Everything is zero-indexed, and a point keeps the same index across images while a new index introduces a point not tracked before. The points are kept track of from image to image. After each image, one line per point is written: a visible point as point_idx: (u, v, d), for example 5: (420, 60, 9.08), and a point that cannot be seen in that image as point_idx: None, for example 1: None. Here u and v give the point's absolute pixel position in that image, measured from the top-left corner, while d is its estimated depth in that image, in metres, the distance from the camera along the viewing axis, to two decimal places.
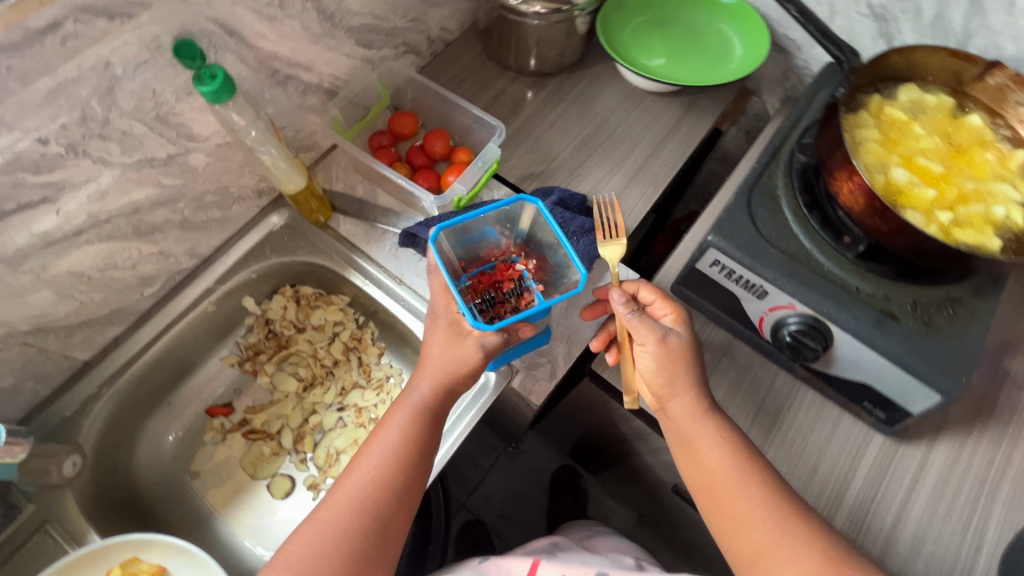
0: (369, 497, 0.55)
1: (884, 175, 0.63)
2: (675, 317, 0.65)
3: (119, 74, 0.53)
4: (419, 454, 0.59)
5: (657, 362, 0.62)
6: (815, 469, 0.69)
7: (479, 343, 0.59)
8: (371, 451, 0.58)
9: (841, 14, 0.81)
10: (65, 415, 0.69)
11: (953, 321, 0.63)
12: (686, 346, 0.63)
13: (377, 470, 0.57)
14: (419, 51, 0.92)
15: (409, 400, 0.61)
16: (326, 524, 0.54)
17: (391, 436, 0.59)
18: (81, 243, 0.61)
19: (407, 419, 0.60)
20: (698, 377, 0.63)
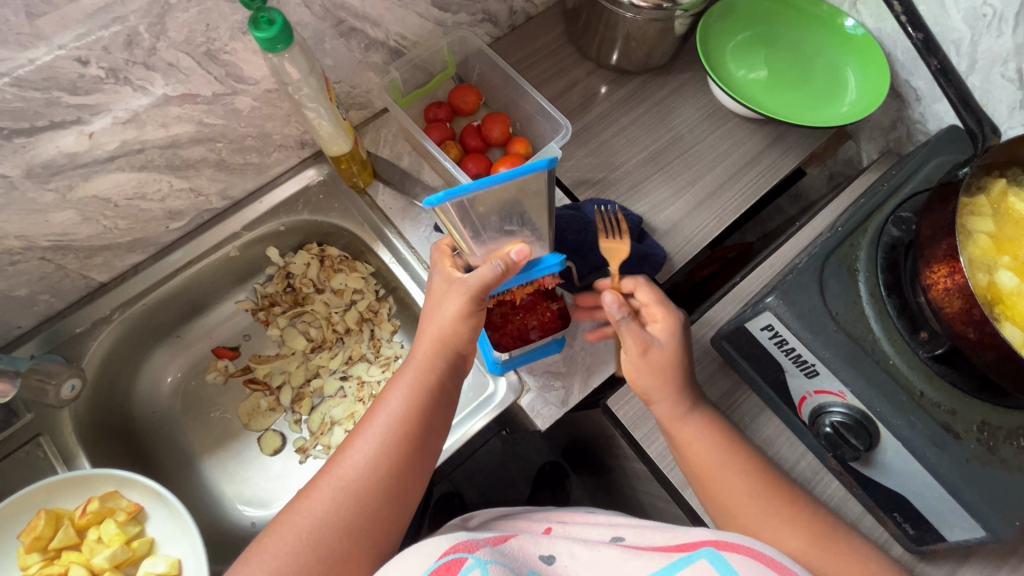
0: (360, 485, 0.50)
1: (989, 275, 0.55)
2: (663, 326, 0.60)
3: (173, 2, 0.50)
4: (420, 436, 0.53)
5: (640, 368, 0.59)
6: (858, 520, 0.64)
7: (462, 294, 0.56)
8: (366, 433, 0.53)
9: (981, 72, 0.70)
10: (75, 332, 0.69)
11: (1020, 454, 0.55)
12: (669, 360, 0.59)
13: (374, 454, 0.51)
14: (497, 22, 0.85)
15: (411, 374, 0.56)
16: (309, 517, 0.48)
17: (389, 412, 0.54)
18: (111, 169, 0.58)
19: (403, 399, 0.55)
20: (682, 390, 0.59)
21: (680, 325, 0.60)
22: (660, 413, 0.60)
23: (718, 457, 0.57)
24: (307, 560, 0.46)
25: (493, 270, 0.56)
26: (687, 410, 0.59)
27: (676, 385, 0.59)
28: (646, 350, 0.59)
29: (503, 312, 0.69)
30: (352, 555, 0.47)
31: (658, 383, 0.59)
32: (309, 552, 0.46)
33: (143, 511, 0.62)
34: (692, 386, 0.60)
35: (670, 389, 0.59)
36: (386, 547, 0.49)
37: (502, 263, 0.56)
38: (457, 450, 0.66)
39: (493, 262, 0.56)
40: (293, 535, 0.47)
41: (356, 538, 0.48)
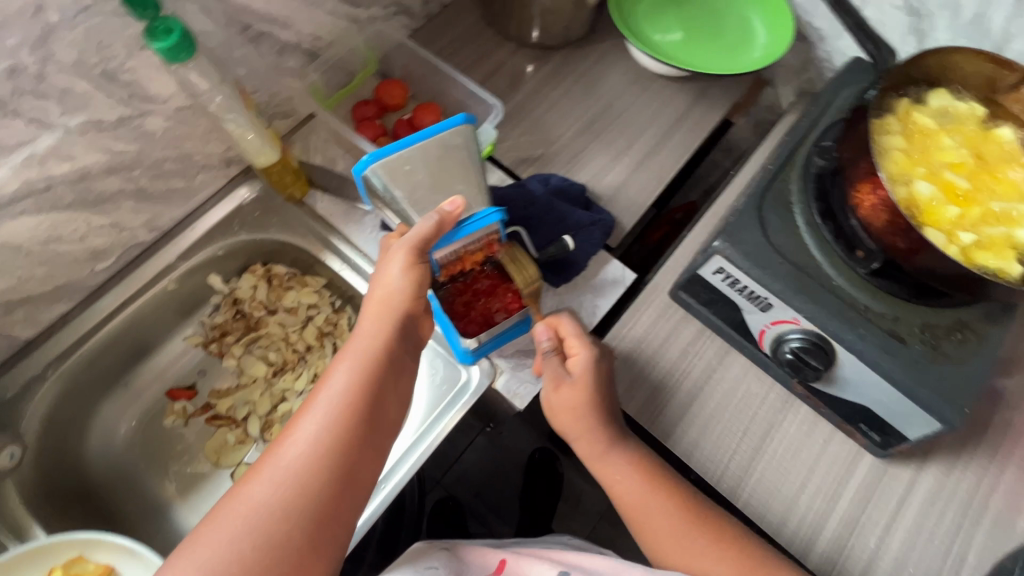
0: (302, 464, 0.44)
1: (907, 188, 0.59)
2: (576, 360, 0.62)
3: (55, 22, 0.46)
4: (370, 406, 0.49)
5: (563, 407, 0.62)
6: (810, 471, 0.67)
7: (403, 251, 0.54)
8: (312, 407, 0.48)
9: (873, 4, 0.75)
10: (6, 397, 0.63)
11: (961, 346, 0.59)
12: (580, 398, 0.61)
13: (319, 429, 0.46)
14: (413, 13, 0.84)
15: (359, 343, 0.52)
16: (247, 502, 0.42)
17: (335, 384, 0.49)
18: (17, 213, 0.54)
19: (351, 369, 0.50)
20: (597, 428, 0.61)
21: (592, 357, 0.62)
22: (581, 451, 0.63)
23: (638, 485, 0.61)
24: (243, 549, 0.41)
25: (429, 224, 0.55)
26: (608, 447, 0.62)
27: (590, 420, 0.61)
28: (558, 385, 0.63)
29: (465, 299, 0.66)
30: (293, 540, 0.42)
31: (571, 420, 0.62)
32: (244, 540, 0.41)
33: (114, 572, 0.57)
34: (611, 417, 0.62)
35: (584, 424, 0.61)
36: (336, 531, 0.44)
37: (437, 215, 0.56)
38: (439, 445, 0.65)
39: (429, 216, 0.56)
40: (228, 523, 0.42)
41: (299, 522, 0.43)
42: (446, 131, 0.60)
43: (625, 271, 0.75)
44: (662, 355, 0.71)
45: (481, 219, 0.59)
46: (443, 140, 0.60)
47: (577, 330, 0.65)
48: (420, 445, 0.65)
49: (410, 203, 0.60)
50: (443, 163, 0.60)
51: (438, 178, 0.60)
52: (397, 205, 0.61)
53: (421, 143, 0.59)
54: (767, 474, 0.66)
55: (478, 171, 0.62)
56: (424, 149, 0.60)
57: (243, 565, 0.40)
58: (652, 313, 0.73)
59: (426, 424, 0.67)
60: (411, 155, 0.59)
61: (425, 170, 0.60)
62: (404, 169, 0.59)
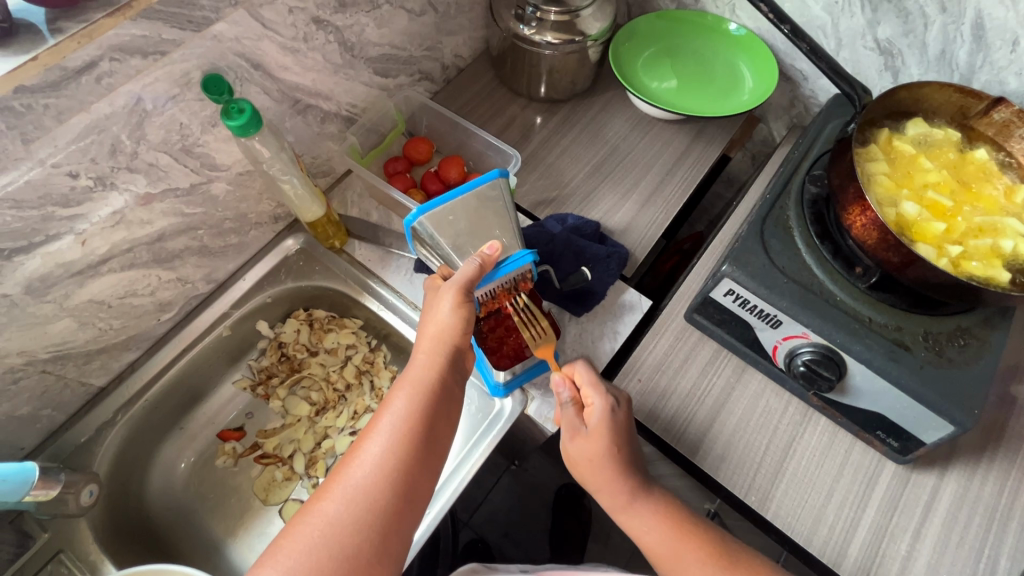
0: (369, 484, 0.50)
1: (896, 208, 0.65)
2: (592, 412, 0.65)
3: (149, 110, 0.55)
4: (426, 432, 0.54)
5: (586, 458, 0.64)
6: (836, 481, 0.70)
7: (453, 288, 0.61)
8: (375, 432, 0.53)
9: (847, 47, 0.83)
10: (80, 441, 0.69)
11: (964, 351, 0.63)
12: (595, 448, 0.64)
13: (383, 452, 0.52)
14: (434, 78, 0.94)
15: (414, 373, 0.57)
16: (322, 517, 0.48)
17: (395, 412, 0.55)
18: (103, 272, 0.62)
19: (408, 398, 0.55)
20: (617, 480, 0.63)
21: (604, 407, 0.65)
22: (600, 496, 0.65)
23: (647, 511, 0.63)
24: (321, 559, 0.46)
25: (472, 266, 0.62)
26: (631, 497, 0.63)
27: (608, 466, 0.63)
28: (574, 435, 0.66)
29: (498, 335, 0.71)
30: (363, 551, 0.47)
31: (589, 471, 0.64)
32: (322, 551, 0.46)
33: None
34: (631, 464, 0.64)
35: (599, 469, 0.64)
36: (399, 543, 0.49)
37: (478, 260, 0.63)
38: (478, 471, 0.69)
39: (471, 260, 0.63)
40: (306, 536, 0.47)
41: (368, 535, 0.48)
42: (482, 185, 0.69)
43: (640, 298, 0.80)
44: (682, 376, 0.75)
45: (516, 260, 0.66)
46: (480, 192, 0.69)
47: (591, 377, 0.67)
48: (461, 471, 0.69)
49: (454, 248, 0.66)
50: (480, 212, 0.68)
51: (478, 225, 0.68)
52: (441, 251, 0.67)
53: (462, 197, 0.68)
54: (794, 487, 0.69)
55: (511, 218, 0.69)
56: (464, 201, 0.68)
57: (321, 573, 0.46)
58: (670, 337, 0.78)
59: (465, 451, 0.71)
60: (454, 206, 0.67)
61: (465, 219, 0.67)
62: (448, 219, 0.67)
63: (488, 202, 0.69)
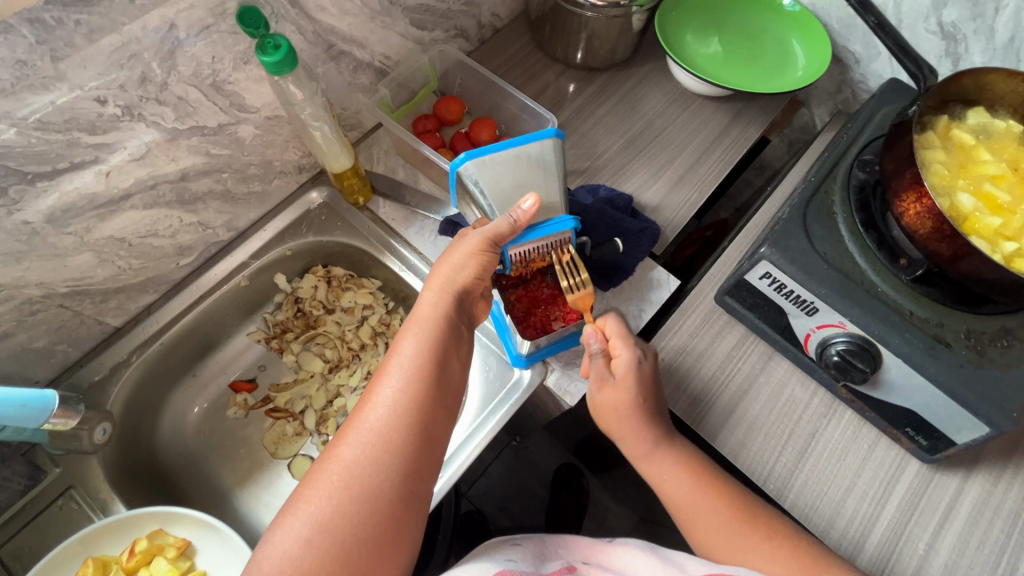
0: (384, 425, 0.49)
1: (950, 199, 0.62)
2: (620, 362, 0.63)
3: (182, 39, 0.53)
4: (438, 371, 0.53)
5: (610, 407, 0.63)
6: (858, 474, 0.68)
7: (476, 237, 0.60)
8: (386, 376, 0.52)
9: (908, 29, 0.79)
10: (94, 380, 0.68)
11: (1007, 352, 0.61)
12: (623, 397, 0.62)
13: (396, 393, 0.51)
14: (469, 36, 0.91)
15: (421, 317, 0.57)
16: (339, 462, 0.47)
17: (404, 355, 0.54)
18: (126, 208, 0.60)
19: (417, 341, 0.55)
20: (642, 429, 0.62)
21: (635, 356, 0.63)
22: (628, 451, 0.64)
23: (690, 486, 0.60)
24: (342, 502, 0.45)
25: (505, 222, 0.60)
26: (654, 448, 0.62)
27: (635, 418, 0.62)
28: (602, 385, 0.64)
29: (525, 305, 0.70)
30: (384, 492, 0.46)
31: (615, 419, 0.63)
32: (343, 494, 0.45)
33: (191, 546, 0.61)
34: (657, 417, 0.63)
35: (628, 424, 0.62)
36: (419, 484, 0.49)
37: (513, 215, 0.60)
38: (491, 439, 0.68)
39: (505, 215, 0.61)
40: (326, 480, 0.46)
41: (388, 475, 0.47)
42: (535, 141, 0.66)
43: (669, 278, 0.78)
44: (707, 359, 0.73)
45: (556, 224, 0.64)
46: (532, 149, 0.66)
47: (622, 330, 0.66)
48: (475, 437, 0.68)
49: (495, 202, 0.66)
50: (529, 170, 0.66)
51: (525, 182, 0.66)
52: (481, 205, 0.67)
53: (513, 150, 0.65)
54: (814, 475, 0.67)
55: (559, 183, 0.67)
56: (513, 155, 0.66)
57: (344, 515, 0.45)
58: (696, 319, 0.76)
59: (480, 418, 0.70)
60: (504, 157, 0.65)
61: (512, 172, 0.66)
62: (493, 171, 0.65)
63: (538, 161, 0.67)
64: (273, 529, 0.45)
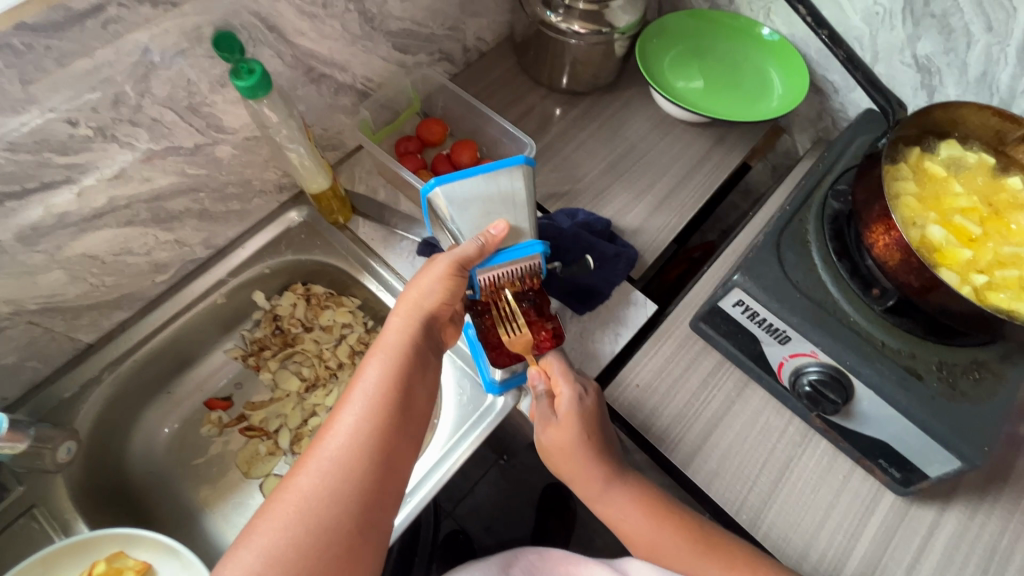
0: (345, 453, 0.48)
1: (921, 231, 0.62)
2: (559, 399, 0.63)
3: (156, 62, 0.53)
4: (402, 398, 0.53)
5: (557, 449, 0.61)
6: (832, 506, 0.67)
7: (446, 260, 0.60)
8: (349, 402, 0.52)
9: (884, 61, 0.80)
10: (63, 397, 0.68)
11: (978, 385, 0.61)
12: (567, 436, 0.61)
13: (358, 420, 0.51)
14: (454, 60, 0.92)
15: (387, 344, 0.57)
16: (296, 491, 0.47)
17: (369, 381, 0.54)
18: (99, 226, 0.60)
19: (383, 368, 0.54)
20: (588, 464, 0.60)
21: (571, 389, 0.63)
22: (580, 492, 0.62)
23: (641, 515, 0.59)
24: (297, 533, 0.45)
25: (474, 245, 0.60)
26: (606, 484, 0.60)
27: (582, 456, 0.60)
28: (546, 425, 0.63)
29: (501, 331, 0.68)
30: (342, 522, 0.46)
31: (563, 460, 0.61)
32: (298, 524, 0.45)
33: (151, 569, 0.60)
34: (604, 452, 0.61)
35: (576, 464, 0.61)
36: (378, 513, 0.48)
37: (481, 239, 0.61)
38: (462, 464, 0.67)
39: (474, 239, 0.61)
40: (282, 510, 0.46)
41: (346, 504, 0.46)
42: (506, 169, 0.67)
43: (646, 302, 0.78)
44: (682, 385, 0.73)
45: (524, 249, 0.64)
46: (503, 177, 0.67)
47: (563, 367, 0.66)
48: (445, 462, 0.67)
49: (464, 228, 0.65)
50: (499, 197, 0.66)
51: (494, 210, 0.66)
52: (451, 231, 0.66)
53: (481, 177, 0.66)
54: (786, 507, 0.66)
55: (530, 210, 0.67)
56: (482, 181, 0.66)
57: (298, 548, 0.44)
58: (672, 344, 0.76)
59: (452, 441, 0.69)
60: (473, 183, 0.65)
61: (482, 198, 0.66)
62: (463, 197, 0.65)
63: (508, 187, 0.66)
64: (224, 563, 0.44)
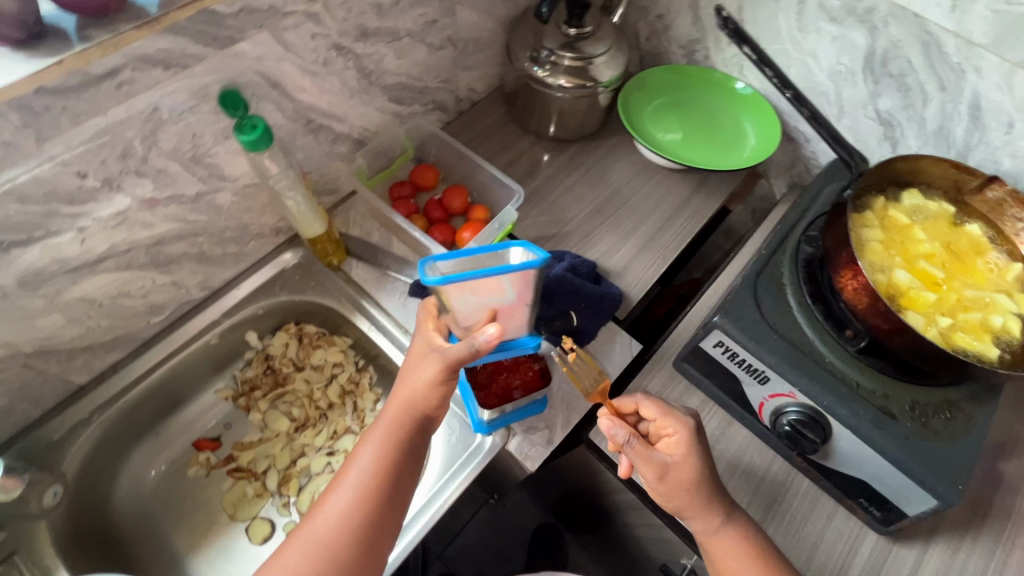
0: (330, 536, 0.53)
1: (887, 276, 0.65)
2: (676, 440, 0.60)
3: (165, 117, 0.57)
4: (391, 482, 0.57)
5: (674, 492, 0.58)
6: (817, 546, 0.68)
7: (435, 363, 0.57)
8: (341, 484, 0.57)
9: (849, 114, 0.86)
10: (52, 439, 0.68)
11: (951, 424, 0.63)
12: (690, 478, 0.58)
13: (347, 502, 0.55)
14: (446, 109, 0.97)
15: (386, 424, 0.59)
16: (283, 568, 0.52)
17: (363, 463, 0.58)
18: (98, 271, 0.62)
19: (377, 450, 0.58)
20: (709, 502, 0.59)
21: (691, 429, 0.60)
22: (694, 527, 0.60)
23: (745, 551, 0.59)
24: None
25: (466, 350, 0.55)
26: (722, 520, 0.59)
27: (700, 497, 0.58)
28: (663, 472, 0.58)
29: (489, 372, 0.73)
30: None
31: (685, 500, 0.58)
32: None
33: None
34: (717, 490, 0.59)
35: (696, 502, 0.58)
36: None
37: (475, 344, 0.55)
38: (451, 505, 0.68)
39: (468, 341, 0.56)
40: None
41: None
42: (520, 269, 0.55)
43: (631, 342, 0.81)
44: None
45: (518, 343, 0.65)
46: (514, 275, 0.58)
47: (660, 407, 0.62)
48: (434, 503, 0.68)
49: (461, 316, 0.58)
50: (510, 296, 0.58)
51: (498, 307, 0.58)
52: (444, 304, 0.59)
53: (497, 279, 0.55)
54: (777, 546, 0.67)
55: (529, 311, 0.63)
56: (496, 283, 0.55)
57: None
58: (657, 384, 0.78)
59: (440, 482, 0.69)
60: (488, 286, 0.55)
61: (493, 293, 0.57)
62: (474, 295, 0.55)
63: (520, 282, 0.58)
64: None
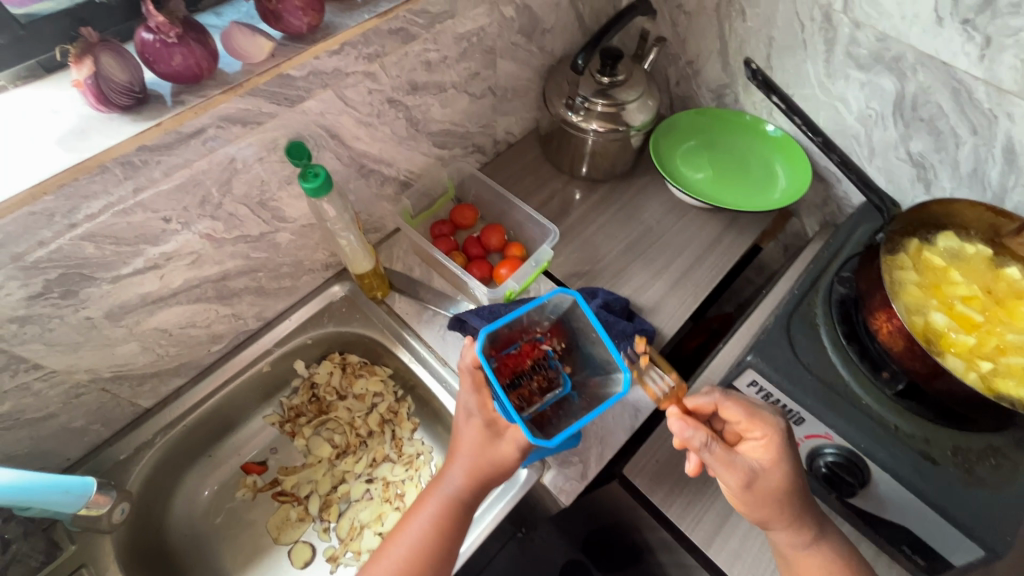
0: None
1: (924, 318, 0.66)
2: (764, 445, 0.57)
3: (239, 167, 0.63)
4: (446, 545, 0.61)
5: (761, 504, 0.57)
6: None
7: (515, 444, 0.62)
8: (401, 537, 0.62)
9: (881, 156, 0.87)
10: (119, 459, 0.73)
11: (996, 471, 0.62)
12: (779, 488, 0.57)
13: (404, 556, 0.60)
14: (485, 151, 1.02)
15: (448, 486, 0.63)
16: None
17: (423, 520, 0.62)
18: (171, 304, 0.68)
19: (437, 510, 0.62)
20: (796, 512, 0.58)
21: (780, 434, 0.57)
22: (781, 539, 0.60)
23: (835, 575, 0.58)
24: None
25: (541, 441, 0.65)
26: (811, 537, 0.59)
27: (789, 507, 0.57)
28: (750, 480, 0.57)
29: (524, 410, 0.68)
30: None
31: (775, 510, 0.57)
32: None
33: None
34: (805, 499, 0.58)
35: (786, 513, 0.58)
36: None
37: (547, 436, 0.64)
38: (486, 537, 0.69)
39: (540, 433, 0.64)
40: None
41: None
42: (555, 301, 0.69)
43: None
44: None
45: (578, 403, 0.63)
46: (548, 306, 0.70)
47: (745, 407, 0.59)
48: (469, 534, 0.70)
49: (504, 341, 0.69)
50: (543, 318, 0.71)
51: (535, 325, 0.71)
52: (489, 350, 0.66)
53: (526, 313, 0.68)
54: None
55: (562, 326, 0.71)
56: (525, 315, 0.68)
57: None
58: None
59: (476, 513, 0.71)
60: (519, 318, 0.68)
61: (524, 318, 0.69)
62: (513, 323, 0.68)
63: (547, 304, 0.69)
64: None
